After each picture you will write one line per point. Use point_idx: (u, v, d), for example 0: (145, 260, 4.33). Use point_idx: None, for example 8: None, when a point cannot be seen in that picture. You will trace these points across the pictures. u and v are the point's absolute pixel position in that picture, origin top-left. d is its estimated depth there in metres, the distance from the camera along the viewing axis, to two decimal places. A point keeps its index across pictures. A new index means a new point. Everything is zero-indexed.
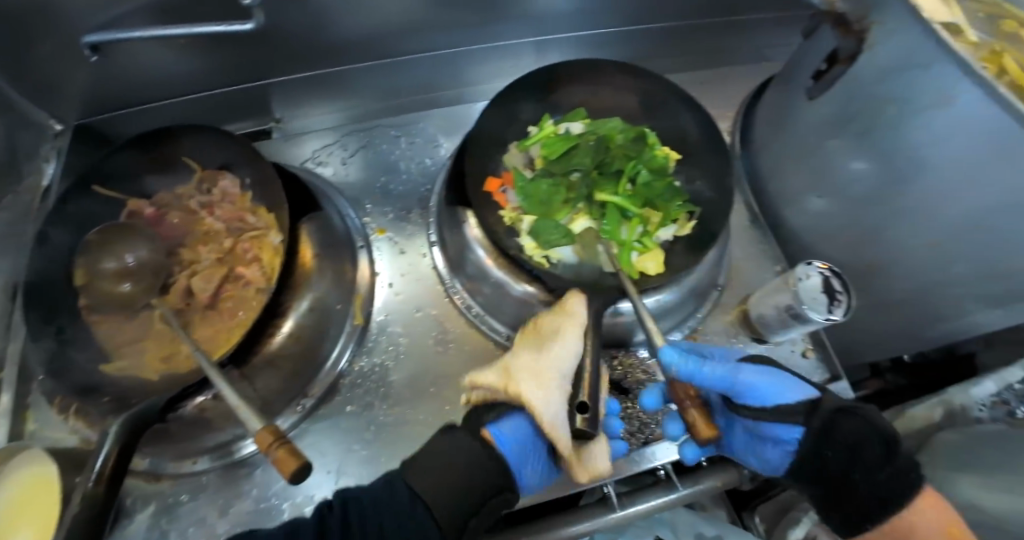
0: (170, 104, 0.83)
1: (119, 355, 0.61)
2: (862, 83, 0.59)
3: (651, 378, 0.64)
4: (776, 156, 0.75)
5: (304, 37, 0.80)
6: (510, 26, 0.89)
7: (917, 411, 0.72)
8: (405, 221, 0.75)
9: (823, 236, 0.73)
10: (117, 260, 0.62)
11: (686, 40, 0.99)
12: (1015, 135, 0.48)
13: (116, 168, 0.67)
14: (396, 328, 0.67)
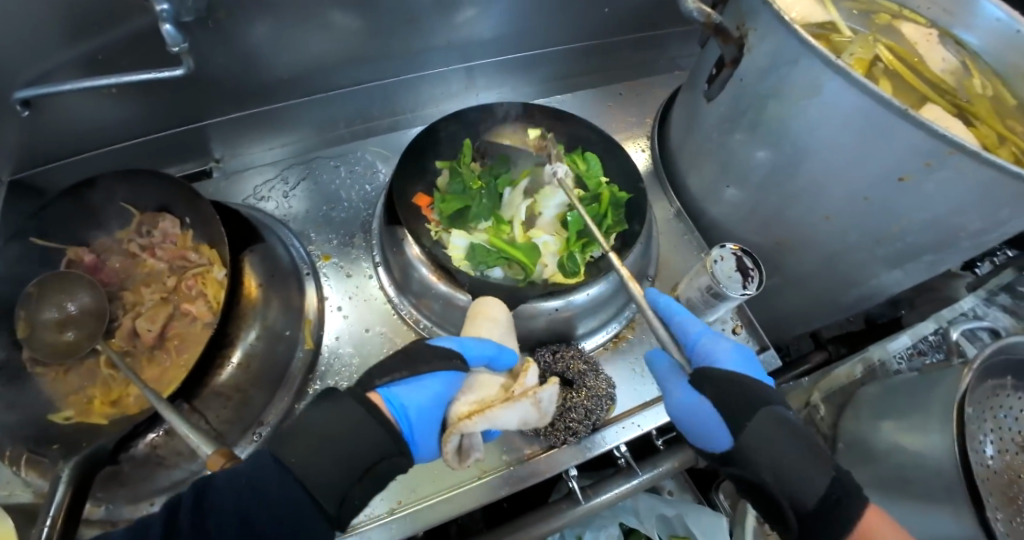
0: (104, 153, 0.83)
1: (67, 404, 0.61)
2: (747, 82, 0.67)
3: (591, 368, 0.67)
4: (692, 152, 0.82)
5: (237, 78, 0.83)
6: (437, 54, 0.94)
7: (838, 370, 0.77)
8: (350, 247, 0.78)
9: (739, 222, 0.79)
10: (57, 309, 0.64)
11: (604, 58, 1.08)
12: (873, 114, 0.56)
13: (52, 219, 0.66)
14: (348, 349, 0.70)
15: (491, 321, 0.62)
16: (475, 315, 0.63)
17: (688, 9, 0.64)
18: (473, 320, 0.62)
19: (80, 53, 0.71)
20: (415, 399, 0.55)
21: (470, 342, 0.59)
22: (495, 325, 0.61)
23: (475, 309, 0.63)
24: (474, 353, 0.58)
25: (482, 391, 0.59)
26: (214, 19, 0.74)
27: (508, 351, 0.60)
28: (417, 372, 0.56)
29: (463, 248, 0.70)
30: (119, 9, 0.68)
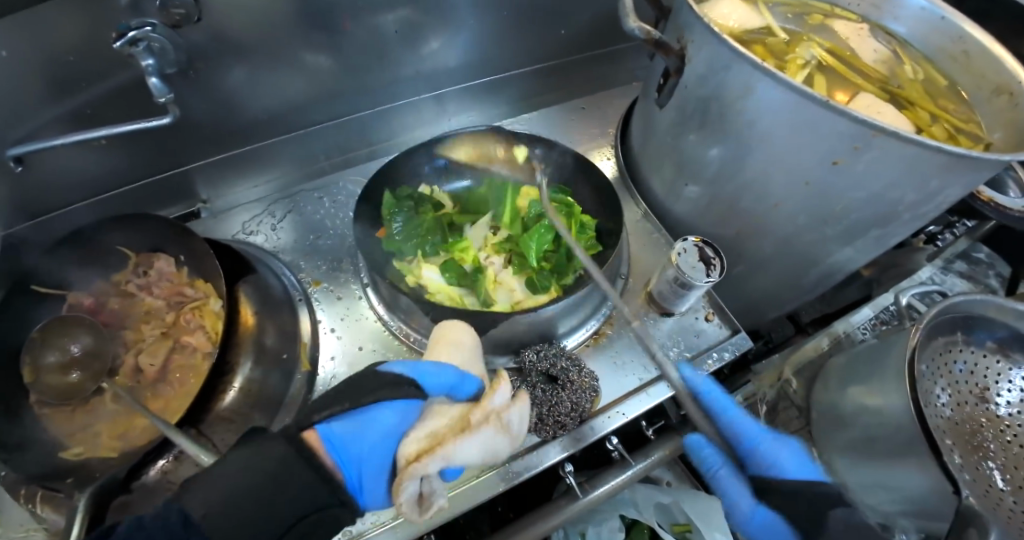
0: (93, 203, 0.86)
1: (75, 442, 0.64)
2: (691, 88, 0.73)
3: (573, 363, 0.70)
4: (652, 155, 0.88)
5: (219, 122, 0.88)
6: (407, 85, 1.00)
7: (806, 344, 0.82)
8: (339, 271, 0.82)
9: (701, 215, 0.85)
10: (60, 353, 0.67)
11: (565, 76, 1.14)
12: (801, 107, 0.62)
13: (52, 267, 0.70)
14: (343, 368, 0.73)
15: (451, 342, 0.65)
16: (441, 334, 0.66)
17: (630, 28, 0.70)
18: (437, 341, 0.66)
19: (68, 110, 0.75)
20: (357, 433, 0.57)
21: (425, 366, 0.61)
22: (451, 351, 0.65)
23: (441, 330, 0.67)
24: (430, 381, 0.60)
25: (436, 421, 0.60)
26: (193, 69, 0.79)
27: (470, 379, 0.62)
28: (360, 404, 0.59)
29: (438, 279, 0.78)
30: (105, 66, 0.73)
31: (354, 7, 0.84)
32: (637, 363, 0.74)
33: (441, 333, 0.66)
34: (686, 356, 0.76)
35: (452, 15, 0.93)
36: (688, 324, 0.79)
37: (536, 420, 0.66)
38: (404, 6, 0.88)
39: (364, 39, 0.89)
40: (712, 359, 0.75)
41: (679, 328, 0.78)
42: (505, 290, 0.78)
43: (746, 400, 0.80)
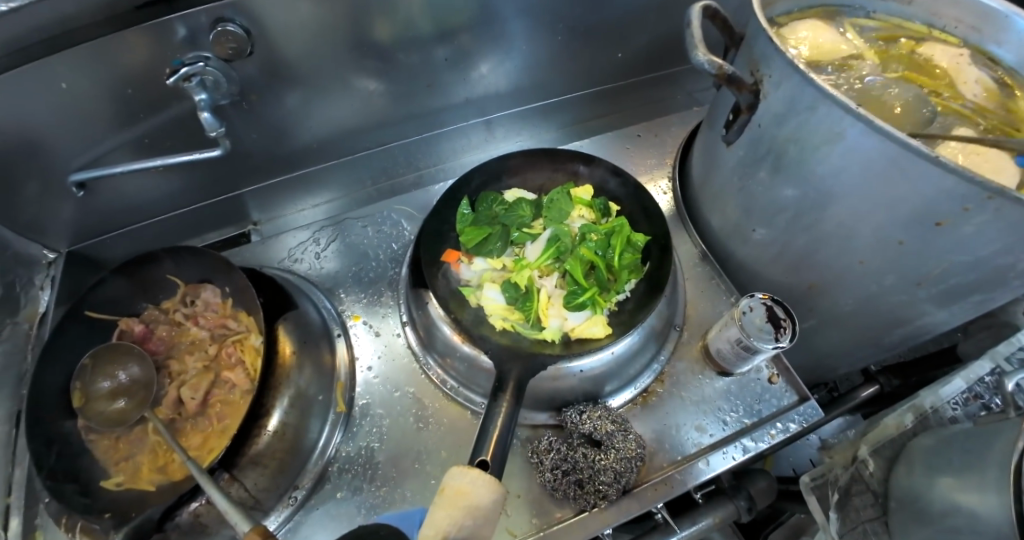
0: (146, 225, 0.93)
1: (117, 471, 0.65)
2: (765, 127, 0.67)
3: (620, 428, 0.65)
4: (713, 192, 0.82)
5: (271, 148, 0.90)
6: (456, 109, 0.98)
7: (887, 420, 0.73)
8: (378, 305, 0.80)
9: (766, 261, 0.78)
10: (110, 380, 0.69)
11: (620, 98, 1.08)
12: (897, 158, 0.55)
13: (106, 294, 0.72)
14: (377, 410, 0.71)
15: (465, 507, 0.46)
16: (456, 498, 0.46)
17: (699, 61, 0.64)
18: (451, 508, 0.46)
19: (127, 138, 0.79)
20: None
21: None
22: (464, 515, 0.46)
23: (456, 491, 0.47)
24: None
25: None
26: (246, 100, 0.81)
27: None
28: None
29: (499, 301, 0.71)
30: (160, 98, 0.76)
31: (404, 35, 0.82)
32: (689, 426, 0.70)
33: (458, 495, 0.47)
34: (745, 424, 0.70)
35: (505, 39, 0.90)
36: (747, 385, 0.73)
37: (576, 487, 0.62)
38: (456, 32, 0.85)
39: (414, 65, 0.87)
40: (776, 431, 0.69)
41: (738, 390, 0.73)
42: (558, 313, 0.69)
43: (813, 481, 0.74)
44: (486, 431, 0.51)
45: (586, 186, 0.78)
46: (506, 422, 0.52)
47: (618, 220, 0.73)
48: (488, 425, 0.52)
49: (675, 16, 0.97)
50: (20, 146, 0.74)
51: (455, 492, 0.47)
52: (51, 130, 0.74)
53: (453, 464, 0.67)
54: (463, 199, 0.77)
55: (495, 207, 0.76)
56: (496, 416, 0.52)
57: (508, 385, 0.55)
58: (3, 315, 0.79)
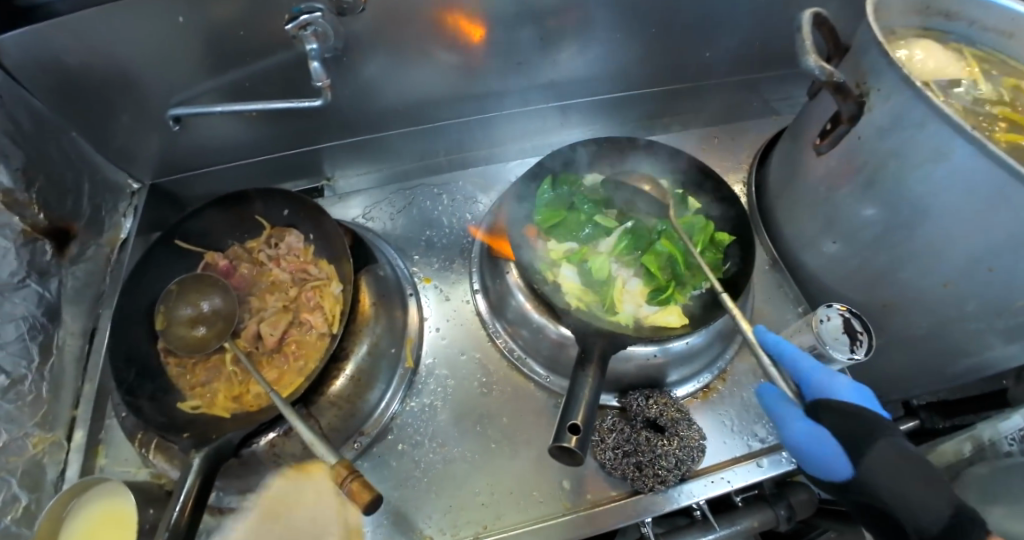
0: (227, 169, 0.96)
1: (193, 395, 0.68)
2: (865, 140, 0.67)
3: (684, 416, 0.66)
4: (793, 201, 0.82)
5: (358, 107, 0.92)
6: (538, 92, 0.99)
7: (944, 445, 0.71)
8: (449, 270, 0.82)
9: (838, 277, 0.78)
10: (193, 307, 0.72)
11: (697, 99, 1.08)
12: (1003, 183, 0.55)
13: (196, 228, 0.75)
14: (442, 371, 0.73)
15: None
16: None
17: (808, 66, 0.65)
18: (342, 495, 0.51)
19: (227, 80, 0.82)
20: None
21: None
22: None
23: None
24: None
25: None
26: (348, 57, 0.83)
27: None
28: None
29: (574, 280, 0.72)
30: (266, 45, 0.78)
31: (504, 12, 0.84)
32: (746, 427, 0.71)
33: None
34: None
35: (598, 26, 0.90)
36: None
37: (635, 468, 0.63)
38: (553, 14, 0.86)
39: (504, 42, 0.89)
40: None
41: None
42: (633, 301, 0.71)
43: None
44: (574, 399, 0.52)
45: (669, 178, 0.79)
46: (592, 390, 0.53)
47: (700, 217, 0.74)
48: (577, 393, 0.53)
49: (767, 22, 0.97)
50: (125, 74, 0.79)
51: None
52: (161, 60, 0.78)
53: (512, 432, 0.69)
54: (546, 178, 0.78)
55: (576, 190, 0.79)
56: (584, 385, 0.53)
57: (594, 357, 0.56)
58: (88, 235, 0.84)
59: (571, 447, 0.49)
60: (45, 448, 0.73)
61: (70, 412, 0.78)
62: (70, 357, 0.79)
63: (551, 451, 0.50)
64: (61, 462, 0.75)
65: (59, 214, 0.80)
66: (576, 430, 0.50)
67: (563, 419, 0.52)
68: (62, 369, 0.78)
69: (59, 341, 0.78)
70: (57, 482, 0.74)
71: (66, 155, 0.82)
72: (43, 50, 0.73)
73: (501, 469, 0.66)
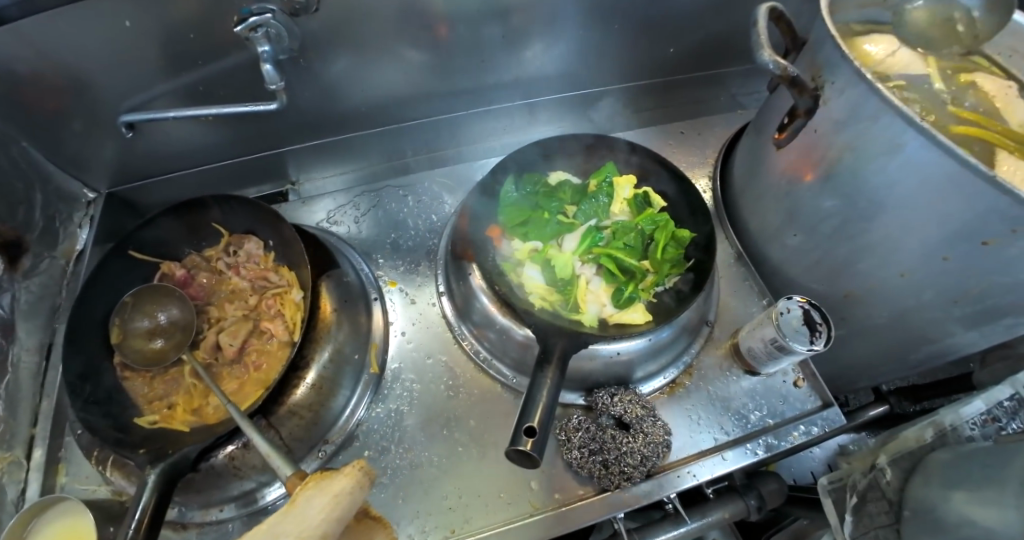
0: (187, 175, 0.94)
1: (151, 409, 0.66)
2: (821, 133, 0.68)
3: (649, 413, 0.66)
4: (755, 195, 0.82)
5: (319, 108, 0.90)
6: (503, 90, 0.99)
7: (907, 433, 0.72)
8: (415, 273, 0.81)
9: (801, 268, 0.79)
10: (149, 319, 0.70)
11: (665, 93, 1.08)
12: (952, 173, 0.56)
13: (150, 237, 0.73)
14: (409, 376, 0.72)
15: (347, 501, 0.48)
16: (358, 482, 0.50)
17: (763, 61, 0.65)
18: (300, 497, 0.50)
19: (180, 84, 0.80)
20: None
21: None
22: (338, 517, 0.47)
23: (360, 477, 0.50)
24: None
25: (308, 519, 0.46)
26: (304, 58, 0.82)
27: None
28: None
29: (538, 280, 0.72)
30: (220, 46, 0.76)
31: (464, 10, 0.83)
32: (713, 421, 0.71)
33: (353, 472, 0.50)
34: (769, 423, 0.71)
35: (560, 23, 0.90)
36: (774, 386, 0.74)
37: (601, 467, 0.63)
38: (515, 11, 0.86)
39: (465, 41, 0.88)
40: (800, 432, 0.70)
41: (763, 390, 0.74)
42: (597, 301, 0.71)
43: (830, 484, 0.75)
44: (531, 401, 0.52)
45: (630, 174, 0.79)
46: (550, 392, 0.52)
47: (662, 215, 0.74)
48: (534, 396, 0.52)
49: (731, 15, 0.97)
50: (73, 80, 0.77)
51: (366, 475, 0.51)
52: (111, 66, 0.76)
53: (480, 434, 0.69)
54: (508, 178, 0.76)
55: (539, 188, 0.78)
56: (541, 387, 0.53)
57: (553, 357, 0.56)
58: (43, 248, 0.82)
59: (527, 451, 0.49)
60: (3, 467, 0.72)
61: (29, 430, 0.76)
62: (26, 373, 0.77)
63: (508, 455, 0.49)
64: (20, 482, 0.73)
65: (11, 225, 0.78)
66: (531, 432, 0.50)
67: (519, 422, 0.51)
68: (19, 386, 0.76)
69: (14, 357, 0.76)
70: (17, 502, 0.72)
71: (16, 166, 0.80)
72: None
73: (468, 472, 0.66)
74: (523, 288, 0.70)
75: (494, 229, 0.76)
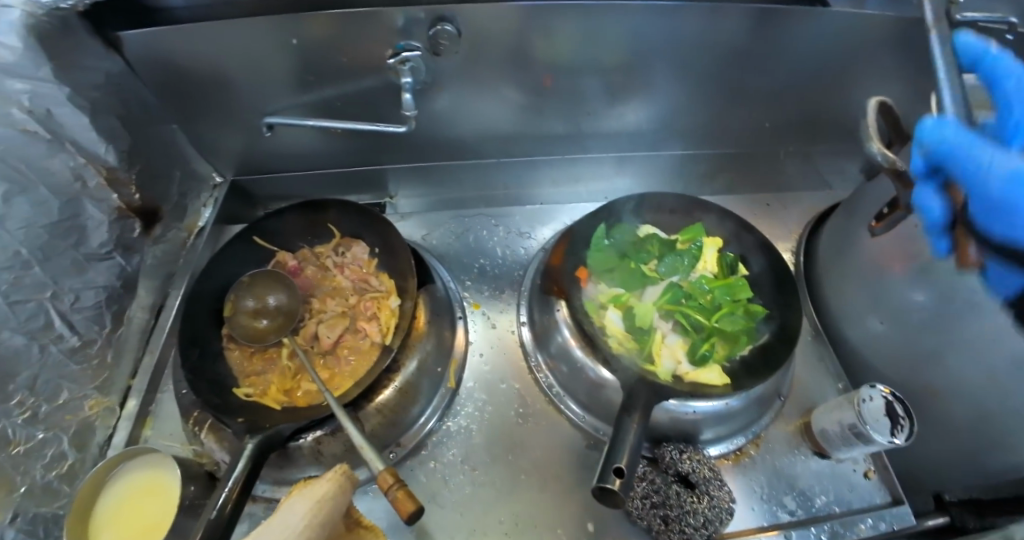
0: (303, 175, 1.03)
1: (247, 383, 0.72)
2: (922, 228, 0.68)
3: (715, 476, 0.66)
4: (841, 278, 0.83)
5: (431, 133, 0.97)
6: (600, 140, 1.04)
7: None
8: (498, 298, 0.85)
9: (882, 358, 0.78)
10: (257, 300, 0.76)
11: (754, 164, 1.10)
12: None
13: (272, 227, 0.81)
14: (481, 395, 0.75)
15: (327, 506, 0.53)
16: (341, 487, 0.55)
17: (871, 151, 0.67)
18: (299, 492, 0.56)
19: (317, 96, 0.89)
20: None
21: None
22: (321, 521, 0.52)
23: (342, 482, 0.56)
24: None
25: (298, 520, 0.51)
26: (430, 88, 0.89)
27: None
28: None
29: (619, 324, 0.74)
30: (360, 68, 0.85)
31: (581, 65, 0.89)
32: (776, 496, 0.70)
33: (335, 477, 0.56)
34: (834, 509, 0.70)
35: (667, 86, 0.95)
36: (843, 474, 0.73)
37: (661, 521, 0.63)
38: (628, 71, 0.91)
39: (575, 91, 0.94)
40: (867, 525, 0.68)
41: (831, 474, 0.73)
42: (672, 357, 0.71)
43: None
44: (619, 443, 0.54)
45: (718, 237, 0.82)
46: (637, 438, 0.54)
47: (741, 280, 0.76)
48: (622, 438, 0.54)
49: (834, 100, 0.99)
50: (227, 81, 0.86)
51: (349, 480, 0.56)
52: (262, 73, 0.85)
53: (542, 464, 0.70)
54: (601, 225, 0.80)
55: (630, 239, 0.81)
56: (629, 431, 0.55)
57: (639, 404, 0.58)
58: (171, 219, 0.91)
59: (615, 490, 0.50)
60: (99, 411, 0.78)
61: (126, 381, 0.83)
62: (135, 328, 0.85)
63: (594, 490, 0.51)
64: (110, 427, 0.79)
65: (150, 194, 0.87)
66: (620, 473, 0.52)
67: (607, 461, 0.53)
68: (127, 339, 0.83)
69: (129, 312, 0.83)
70: (103, 446, 0.78)
71: (164, 145, 0.90)
72: (161, 49, 0.80)
73: (526, 500, 0.68)
74: (603, 330, 0.73)
75: (581, 272, 0.78)
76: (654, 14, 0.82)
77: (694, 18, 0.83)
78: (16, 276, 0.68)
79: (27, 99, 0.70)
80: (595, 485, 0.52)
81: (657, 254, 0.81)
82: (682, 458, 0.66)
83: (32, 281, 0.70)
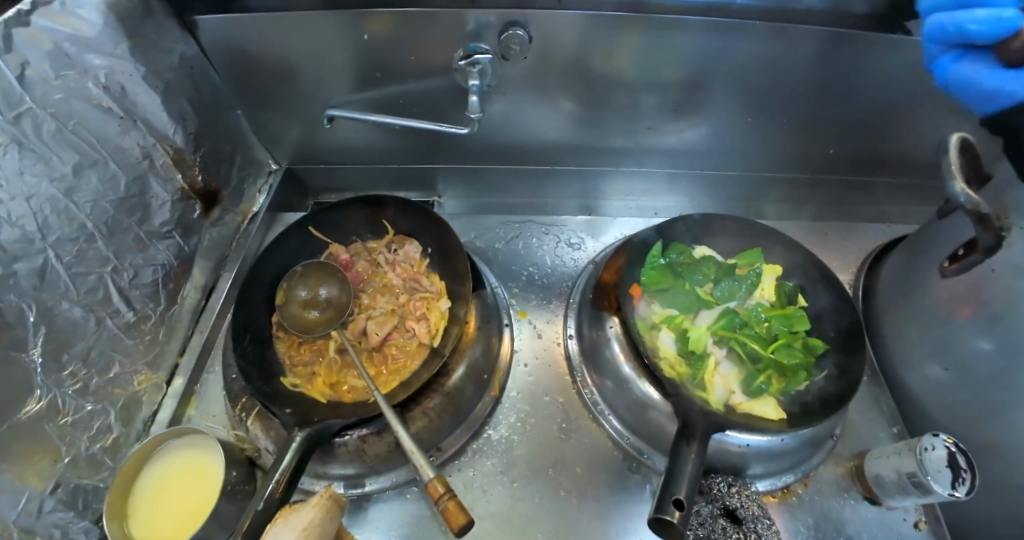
0: (357, 168, 1.04)
1: (294, 372, 0.72)
2: (1003, 275, 0.65)
3: (764, 514, 0.64)
4: (904, 318, 0.80)
5: (487, 137, 0.97)
6: (657, 156, 1.02)
7: None
8: (545, 308, 0.84)
9: (943, 406, 0.75)
10: (309, 290, 0.77)
11: (813, 192, 1.07)
12: None
13: (328, 218, 0.81)
14: (524, 406, 0.75)
15: (314, 530, 0.54)
16: (327, 511, 0.55)
17: (955, 191, 0.63)
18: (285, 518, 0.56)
19: (380, 93, 0.89)
20: None
21: None
22: None
23: (328, 506, 0.56)
24: None
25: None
26: (493, 93, 0.89)
27: None
28: None
29: (671, 347, 0.72)
30: (426, 69, 0.85)
31: (648, 79, 0.87)
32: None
33: (322, 502, 0.56)
34: None
35: (733, 107, 0.92)
36: (894, 523, 0.70)
37: None
38: (694, 89, 0.89)
39: (639, 105, 0.92)
40: None
41: (881, 522, 0.70)
42: (724, 386, 0.69)
43: None
44: (676, 473, 0.54)
45: (776, 265, 0.80)
46: (695, 468, 0.54)
47: (800, 312, 0.74)
48: (678, 468, 0.54)
49: (906, 133, 0.95)
50: (294, 72, 0.87)
51: (335, 503, 0.56)
52: (329, 66, 0.85)
53: (583, 483, 0.69)
54: (658, 243, 0.79)
55: (685, 259, 0.80)
56: (686, 461, 0.54)
57: (696, 433, 0.57)
58: (228, 203, 0.92)
59: (673, 521, 0.50)
60: (147, 387, 0.79)
61: (174, 359, 0.84)
62: (187, 308, 0.86)
63: (650, 520, 0.51)
64: (156, 403, 0.81)
65: (212, 177, 0.88)
66: (678, 506, 0.52)
67: (665, 492, 0.53)
68: (179, 318, 0.84)
69: (183, 291, 0.85)
70: (148, 421, 0.80)
71: (228, 129, 0.91)
72: (235, 36, 0.81)
73: (564, 518, 0.66)
74: (655, 351, 0.71)
75: (634, 289, 0.77)
76: (729, 33, 0.80)
77: (771, 40, 0.81)
78: (82, 248, 0.70)
79: (104, 77, 0.71)
80: (650, 515, 0.52)
81: (712, 277, 0.79)
82: (730, 491, 0.65)
83: (94, 255, 0.71)
